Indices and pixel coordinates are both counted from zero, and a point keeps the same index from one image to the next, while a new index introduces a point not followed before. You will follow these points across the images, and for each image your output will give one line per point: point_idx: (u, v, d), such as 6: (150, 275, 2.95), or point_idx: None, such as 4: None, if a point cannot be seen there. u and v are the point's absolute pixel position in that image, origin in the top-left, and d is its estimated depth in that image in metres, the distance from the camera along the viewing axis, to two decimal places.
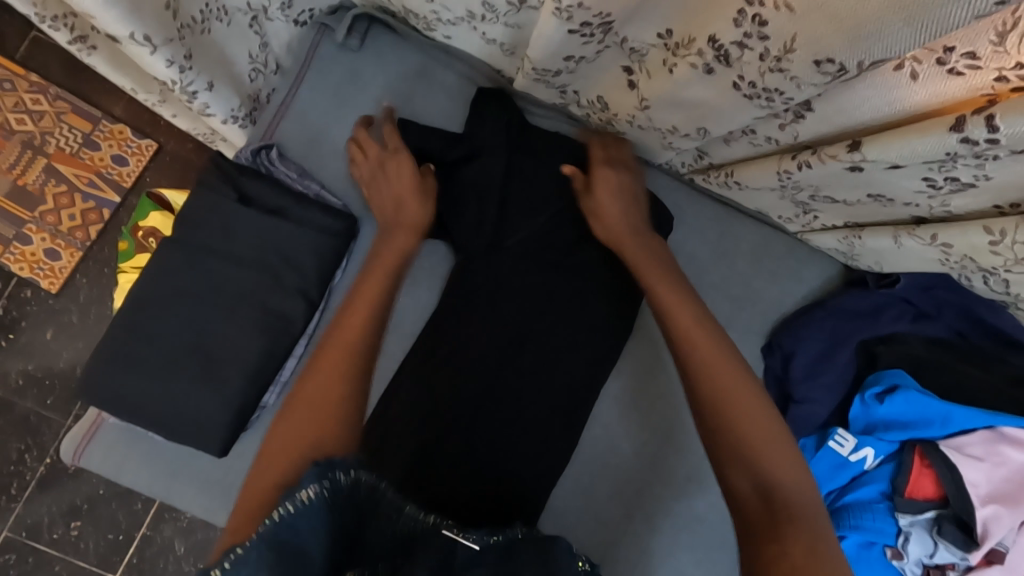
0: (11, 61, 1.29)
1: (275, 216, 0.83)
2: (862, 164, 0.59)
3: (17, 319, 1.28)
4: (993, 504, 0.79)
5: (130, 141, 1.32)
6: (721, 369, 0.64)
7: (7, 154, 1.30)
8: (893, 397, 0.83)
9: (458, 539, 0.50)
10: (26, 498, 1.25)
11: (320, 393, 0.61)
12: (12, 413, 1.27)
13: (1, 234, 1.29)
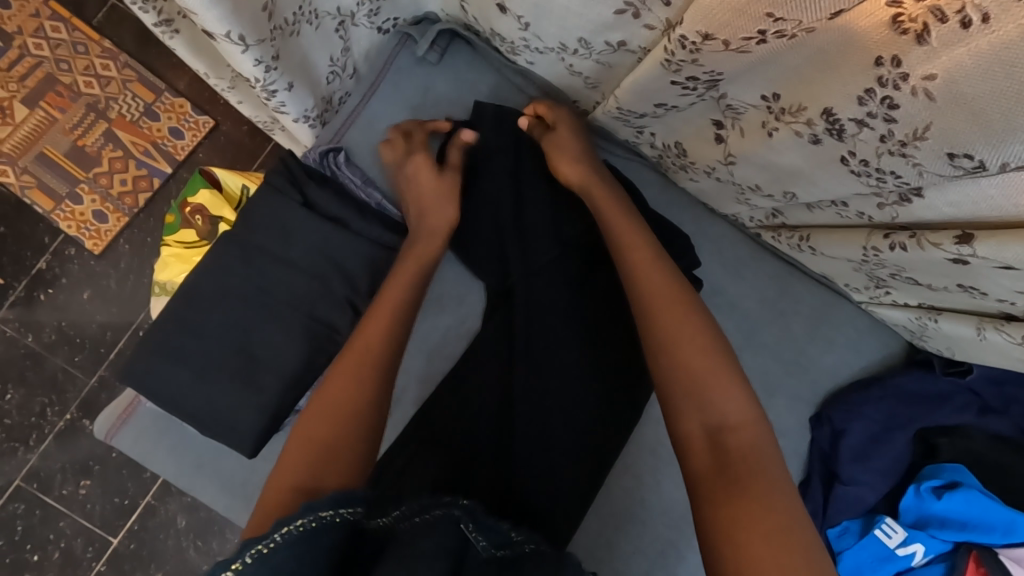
0: (88, 27, 1.32)
1: (337, 225, 0.82)
2: (968, 258, 0.56)
3: (58, 275, 1.30)
4: None
5: (188, 116, 1.34)
6: (669, 316, 0.67)
7: (72, 114, 1.32)
8: (953, 493, 0.78)
9: (471, 539, 0.54)
10: (41, 450, 1.27)
11: (329, 404, 0.61)
12: (42, 366, 1.29)
13: (54, 191, 1.31)
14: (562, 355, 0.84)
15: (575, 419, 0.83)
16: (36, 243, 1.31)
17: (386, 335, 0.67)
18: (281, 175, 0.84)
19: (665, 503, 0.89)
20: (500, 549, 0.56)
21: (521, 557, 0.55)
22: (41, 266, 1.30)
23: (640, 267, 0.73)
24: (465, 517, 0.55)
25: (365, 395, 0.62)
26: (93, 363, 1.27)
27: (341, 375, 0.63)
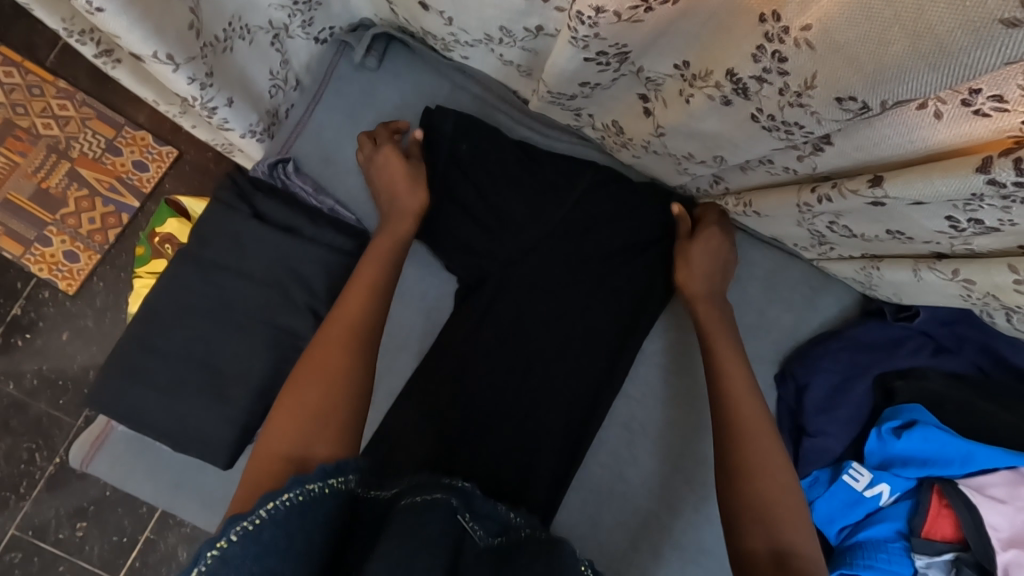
0: (42, 69, 1.33)
1: (291, 233, 0.84)
2: (884, 200, 0.57)
3: (34, 319, 1.30)
4: (1014, 549, 0.75)
5: (151, 147, 1.34)
6: (757, 431, 0.69)
7: (33, 157, 1.33)
8: (910, 432, 0.81)
9: (466, 531, 0.55)
10: (34, 497, 1.27)
11: (320, 369, 0.63)
12: (25, 412, 1.29)
13: (22, 236, 1.32)
14: (525, 337, 0.87)
15: (548, 391, 0.86)
16: (9, 289, 1.31)
17: (364, 306, 0.69)
18: (229, 189, 0.86)
19: (643, 475, 0.91)
20: (498, 536, 0.57)
21: (518, 542, 0.57)
22: (15, 312, 1.30)
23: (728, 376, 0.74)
24: (460, 505, 0.58)
25: (341, 366, 0.64)
26: (76, 403, 1.27)
27: (325, 344, 0.65)
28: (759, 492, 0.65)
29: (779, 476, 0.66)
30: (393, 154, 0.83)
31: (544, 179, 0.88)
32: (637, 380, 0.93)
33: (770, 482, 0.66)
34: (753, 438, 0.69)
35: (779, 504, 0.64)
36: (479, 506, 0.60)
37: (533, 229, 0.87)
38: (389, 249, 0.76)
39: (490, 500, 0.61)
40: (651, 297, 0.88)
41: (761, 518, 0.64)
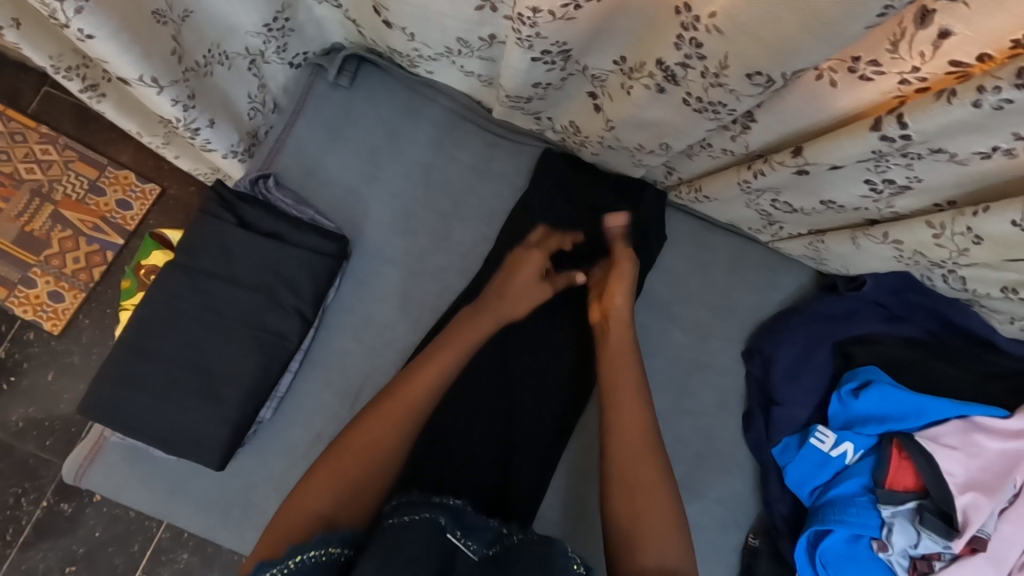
0: (24, 116, 1.39)
1: (276, 240, 0.87)
2: (806, 167, 0.64)
3: (19, 361, 1.33)
4: (971, 492, 0.79)
5: (134, 186, 1.39)
6: (636, 460, 0.75)
7: (16, 202, 1.37)
8: (866, 391, 0.86)
9: (459, 547, 0.61)
10: (19, 543, 1.27)
11: (367, 440, 0.70)
12: (11, 456, 1.30)
13: (6, 279, 1.35)
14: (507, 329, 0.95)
15: (525, 378, 0.93)
16: None
17: (433, 386, 0.75)
18: (214, 200, 0.88)
19: None
20: (489, 546, 0.64)
21: (512, 549, 0.62)
22: (0, 354, 1.32)
23: (620, 410, 0.78)
24: (451, 523, 0.63)
25: (390, 444, 0.71)
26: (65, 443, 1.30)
27: (381, 417, 0.72)
28: (644, 518, 0.71)
29: (659, 505, 0.72)
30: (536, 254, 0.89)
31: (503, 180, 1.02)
32: None
33: (650, 508, 0.72)
34: (636, 476, 0.74)
35: (651, 522, 0.70)
36: (469, 520, 0.66)
37: (511, 232, 0.98)
38: (481, 333, 0.82)
39: (476, 515, 0.67)
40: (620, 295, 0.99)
41: (639, 543, 0.69)
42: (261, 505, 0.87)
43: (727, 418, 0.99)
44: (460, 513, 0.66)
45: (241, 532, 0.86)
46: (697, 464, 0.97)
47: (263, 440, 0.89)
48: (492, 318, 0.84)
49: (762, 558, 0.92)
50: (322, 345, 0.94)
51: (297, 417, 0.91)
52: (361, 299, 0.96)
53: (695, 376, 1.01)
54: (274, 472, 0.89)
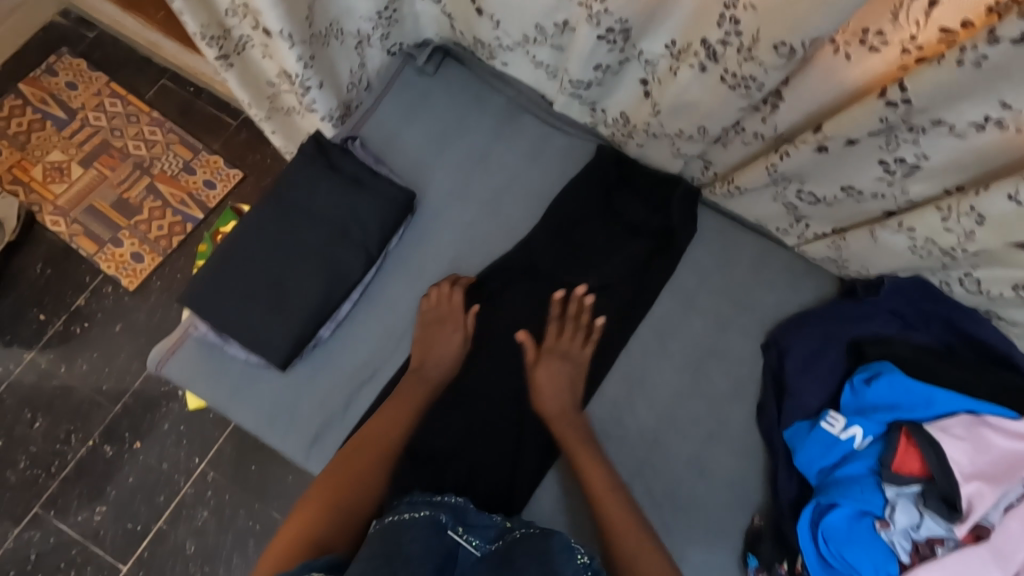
0: (141, 102, 1.85)
1: (354, 185, 0.99)
2: (826, 143, 0.73)
3: (93, 311, 1.68)
4: (976, 482, 0.81)
5: (220, 169, 1.80)
6: (619, 517, 0.86)
7: (120, 171, 1.79)
8: (877, 380, 0.91)
9: (463, 543, 0.73)
10: (61, 476, 1.57)
11: (344, 477, 0.84)
12: (71, 396, 1.63)
13: (100, 236, 1.73)
14: (543, 294, 1.05)
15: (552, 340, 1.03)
16: (79, 281, 1.71)
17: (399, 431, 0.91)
18: (311, 141, 1.01)
19: (642, 425, 1.02)
20: (493, 541, 0.75)
21: (513, 540, 0.74)
22: (81, 302, 1.69)
23: (586, 467, 0.91)
24: (452, 520, 0.76)
25: (366, 478, 0.85)
26: (119, 391, 1.63)
27: (351, 461, 0.87)
28: (621, 555, 0.83)
29: (636, 539, 0.84)
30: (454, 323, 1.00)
31: (554, 166, 1.13)
32: (637, 337, 1.06)
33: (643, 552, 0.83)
34: (619, 533, 0.85)
35: (629, 561, 0.82)
36: (471, 519, 0.78)
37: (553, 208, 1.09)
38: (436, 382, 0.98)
39: (478, 514, 0.79)
40: (647, 280, 1.08)
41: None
42: (307, 415, 0.96)
43: (739, 403, 1.04)
44: (462, 512, 0.79)
45: (286, 435, 0.95)
46: (708, 444, 1.02)
47: (317, 356, 0.99)
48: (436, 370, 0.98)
49: (767, 541, 0.93)
50: (380, 285, 1.04)
51: (350, 342, 1.01)
52: (418, 249, 1.06)
53: (712, 363, 1.06)
54: (321, 387, 0.98)
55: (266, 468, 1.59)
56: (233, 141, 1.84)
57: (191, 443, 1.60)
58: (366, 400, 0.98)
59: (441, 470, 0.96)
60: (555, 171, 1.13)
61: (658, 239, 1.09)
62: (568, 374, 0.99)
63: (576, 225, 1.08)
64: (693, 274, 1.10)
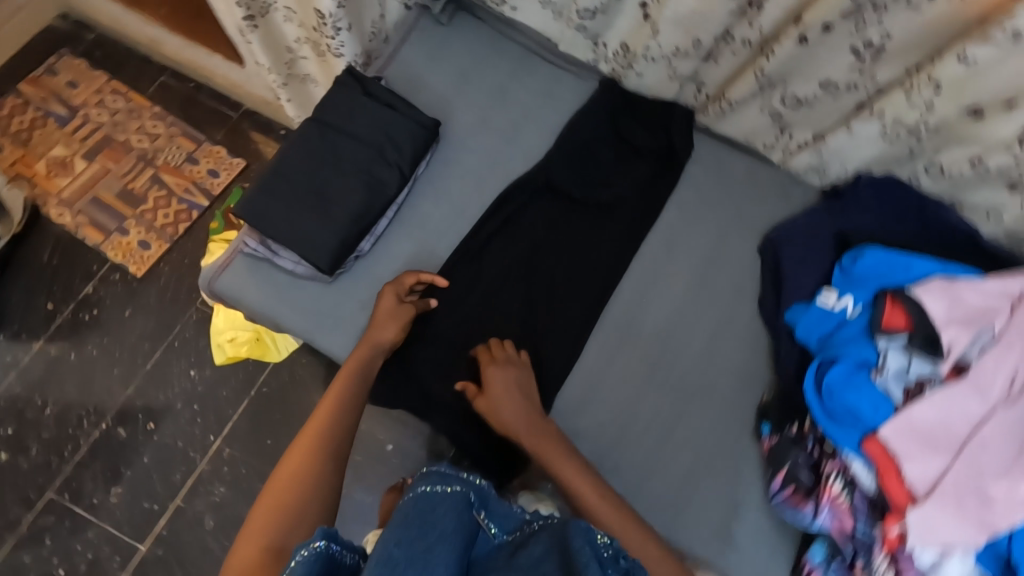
0: (141, 97, 1.93)
1: (388, 109, 1.09)
2: (806, 33, 0.93)
3: (102, 298, 1.72)
4: (954, 327, 0.93)
5: (223, 158, 1.87)
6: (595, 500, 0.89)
7: (125, 164, 1.86)
8: (863, 257, 1.03)
9: (483, 528, 0.73)
10: (75, 460, 1.58)
11: (287, 477, 0.82)
12: (84, 377, 1.65)
13: (107, 226, 1.79)
14: (560, 210, 1.15)
15: (570, 250, 1.13)
16: (87, 270, 1.75)
17: (336, 415, 0.90)
18: (345, 73, 1.11)
19: (657, 320, 1.11)
20: (511, 531, 0.74)
21: (529, 531, 0.72)
22: (90, 290, 1.73)
23: (554, 464, 0.92)
24: (476, 502, 0.75)
25: (310, 470, 0.83)
26: (131, 373, 1.65)
27: (297, 453, 0.85)
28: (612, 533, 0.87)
29: (619, 524, 0.88)
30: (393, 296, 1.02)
31: (562, 100, 1.24)
32: (647, 244, 1.16)
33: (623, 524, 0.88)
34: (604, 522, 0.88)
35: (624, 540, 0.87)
36: (493, 505, 0.77)
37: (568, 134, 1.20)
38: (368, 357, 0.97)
39: (502, 501, 0.78)
40: (654, 194, 1.18)
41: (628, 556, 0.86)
42: (351, 318, 1.03)
43: (743, 299, 1.14)
44: (486, 496, 0.77)
45: (333, 335, 1.02)
46: (718, 334, 1.11)
47: (357, 268, 1.07)
48: (367, 343, 0.98)
49: (773, 407, 1.03)
50: (412, 205, 1.13)
51: (388, 253, 1.09)
52: (443, 174, 1.16)
53: (717, 264, 1.16)
54: (363, 294, 1.05)
55: (281, 441, 1.59)
56: (234, 132, 1.92)
57: (205, 420, 1.62)
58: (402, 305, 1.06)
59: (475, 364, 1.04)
60: (563, 105, 1.24)
61: (659, 158, 1.21)
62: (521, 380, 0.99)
63: (591, 148, 1.20)
64: (693, 190, 1.20)
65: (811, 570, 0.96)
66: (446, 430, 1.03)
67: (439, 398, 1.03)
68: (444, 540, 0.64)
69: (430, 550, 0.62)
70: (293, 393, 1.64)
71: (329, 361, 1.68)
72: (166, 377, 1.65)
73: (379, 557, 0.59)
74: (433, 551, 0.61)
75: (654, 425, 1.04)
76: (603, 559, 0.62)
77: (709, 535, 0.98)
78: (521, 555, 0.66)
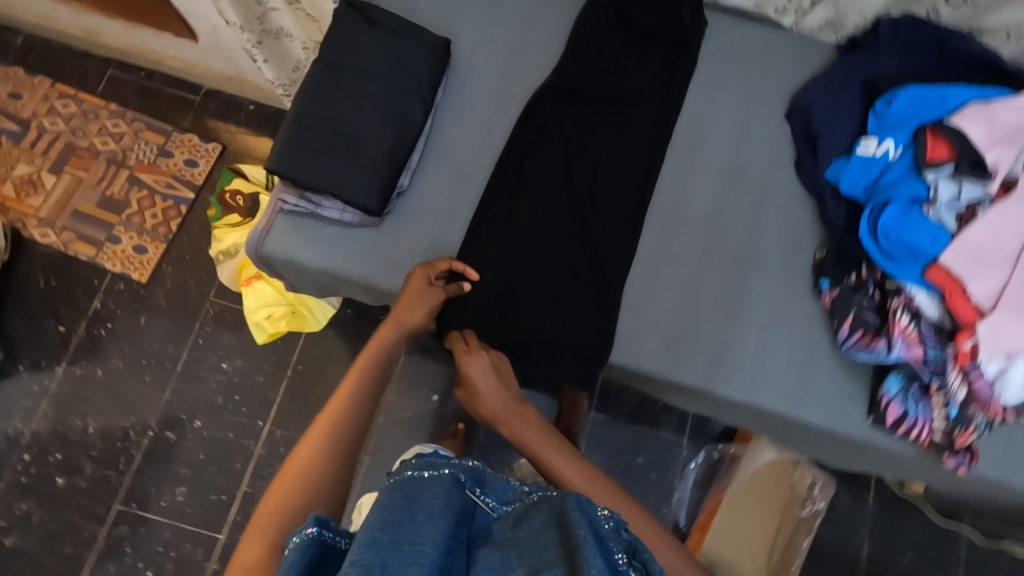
0: (94, 96, 1.76)
1: (397, 36, 1.05)
2: None
3: (112, 310, 1.60)
4: (999, 148, 0.95)
5: (198, 146, 1.73)
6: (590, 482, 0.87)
7: (96, 171, 1.69)
8: (897, 99, 1.03)
9: (479, 504, 0.69)
10: (132, 471, 1.49)
11: (298, 460, 0.77)
12: (115, 391, 1.54)
13: (95, 238, 1.64)
14: (587, 113, 1.13)
15: (604, 149, 1.12)
16: (87, 286, 1.61)
17: (356, 394, 0.86)
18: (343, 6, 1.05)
19: (703, 203, 1.11)
20: (509, 502, 0.71)
21: (530, 504, 0.69)
22: (96, 305, 1.60)
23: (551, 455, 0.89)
24: (470, 481, 0.71)
25: (331, 450, 0.79)
26: (164, 378, 1.55)
27: (308, 436, 0.80)
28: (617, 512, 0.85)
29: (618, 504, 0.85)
30: (422, 277, 0.98)
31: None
32: (678, 130, 1.15)
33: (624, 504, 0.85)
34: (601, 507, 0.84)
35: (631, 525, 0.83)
36: (489, 481, 0.73)
37: (578, 33, 1.16)
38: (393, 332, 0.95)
39: (500, 476, 0.74)
40: (677, 78, 1.16)
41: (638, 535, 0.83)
42: (406, 255, 1.04)
43: (780, 166, 1.14)
44: (481, 473, 0.73)
45: (395, 275, 1.03)
46: (764, 203, 1.12)
47: (400, 206, 1.06)
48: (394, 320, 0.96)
49: (830, 262, 1.05)
50: (438, 135, 1.10)
51: (428, 186, 1.08)
52: (460, 99, 1.12)
53: (749, 137, 1.15)
54: (415, 229, 1.05)
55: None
56: (204, 115, 1.76)
57: (251, 407, 1.54)
58: (454, 233, 1.06)
59: (536, 280, 1.05)
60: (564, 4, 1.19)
61: (673, 41, 1.18)
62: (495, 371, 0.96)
63: (603, 44, 1.16)
64: (713, 67, 1.18)
65: (889, 402, 0.99)
66: (518, 346, 1.03)
67: (510, 316, 1.04)
68: (439, 524, 0.61)
69: (417, 532, 0.59)
70: (333, 363, 1.57)
71: (358, 328, 1.59)
72: (199, 375, 1.56)
73: (363, 540, 0.57)
74: (421, 534, 0.59)
75: (719, 302, 1.06)
76: (604, 537, 0.61)
77: (789, 390, 1.03)
78: (523, 530, 0.64)
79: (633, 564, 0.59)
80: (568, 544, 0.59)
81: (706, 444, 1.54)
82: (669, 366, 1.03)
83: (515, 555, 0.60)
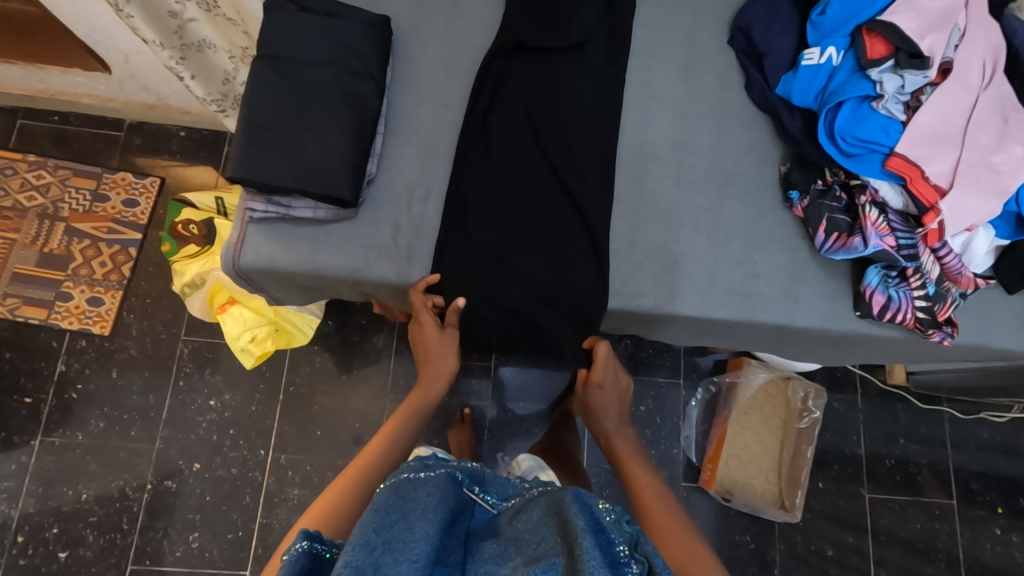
0: (8, 150, 1.61)
1: (335, 19, 1.01)
2: None
3: (80, 369, 1.51)
4: (931, 36, 1.00)
5: (134, 183, 1.62)
6: (653, 496, 0.90)
7: (28, 229, 1.57)
8: (830, 6, 1.07)
9: (478, 500, 0.75)
10: (139, 528, 1.43)
11: (349, 473, 0.87)
12: (103, 452, 1.47)
13: (44, 299, 1.53)
14: (539, 68, 1.13)
15: (563, 99, 1.12)
16: (46, 350, 1.52)
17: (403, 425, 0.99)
18: None
19: (667, 136, 1.14)
20: (505, 499, 0.76)
21: (527, 498, 0.72)
22: (61, 368, 1.50)
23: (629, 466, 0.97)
24: (467, 479, 0.77)
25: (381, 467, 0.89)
26: (151, 428, 1.48)
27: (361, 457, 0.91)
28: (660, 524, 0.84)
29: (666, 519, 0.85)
30: (433, 324, 1.03)
31: None
32: (630, 70, 1.16)
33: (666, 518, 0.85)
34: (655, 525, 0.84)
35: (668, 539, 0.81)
36: (485, 481, 0.80)
37: None
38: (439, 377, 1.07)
39: (498, 479, 0.81)
40: (619, 20, 1.17)
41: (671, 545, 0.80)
42: (389, 241, 1.03)
43: (732, 90, 1.17)
44: (478, 475, 0.80)
45: (382, 262, 1.02)
46: (724, 127, 1.15)
47: (374, 192, 1.04)
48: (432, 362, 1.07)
49: (794, 172, 1.10)
50: (398, 116, 1.09)
51: (396, 169, 1.06)
52: (411, 76, 1.11)
53: (698, 67, 1.18)
54: (393, 213, 1.04)
55: (331, 428, 1.51)
56: (133, 150, 1.65)
57: (249, 437, 1.49)
58: (433, 209, 1.05)
59: (522, 243, 1.06)
60: None
61: None
62: (613, 399, 1.08)
63: None
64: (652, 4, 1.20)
65: (872, 292, 1.04)
66: (517, 308, 1.05)
67: (503, 282, 1.04)
68: (432, 515, 0.62)
69: (411, 530, 0.59)
70: (325, 376, 1.54)
71: (341, 334, 1.56)
72: (188, 416, 1.50)
73: (357, 541, 0.56)
74: (414, 530, 0.59)
75: (700, 227, 1.09)
76: (605, 529, 0.59)
77: (780, 300, 1.08)
78: (520, 522, 0.66)
79: (635, 556, 0.56)
80: (562, 532, 0.59)
81: (702, 380, 1.55)
82: (666, 300, 1.06)
83: (514, 544, 0.62)
